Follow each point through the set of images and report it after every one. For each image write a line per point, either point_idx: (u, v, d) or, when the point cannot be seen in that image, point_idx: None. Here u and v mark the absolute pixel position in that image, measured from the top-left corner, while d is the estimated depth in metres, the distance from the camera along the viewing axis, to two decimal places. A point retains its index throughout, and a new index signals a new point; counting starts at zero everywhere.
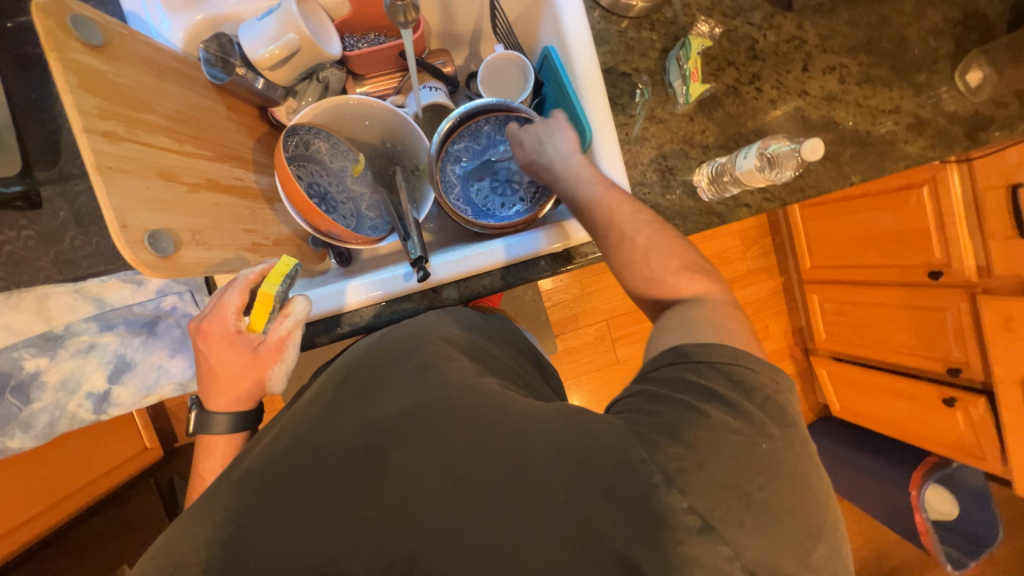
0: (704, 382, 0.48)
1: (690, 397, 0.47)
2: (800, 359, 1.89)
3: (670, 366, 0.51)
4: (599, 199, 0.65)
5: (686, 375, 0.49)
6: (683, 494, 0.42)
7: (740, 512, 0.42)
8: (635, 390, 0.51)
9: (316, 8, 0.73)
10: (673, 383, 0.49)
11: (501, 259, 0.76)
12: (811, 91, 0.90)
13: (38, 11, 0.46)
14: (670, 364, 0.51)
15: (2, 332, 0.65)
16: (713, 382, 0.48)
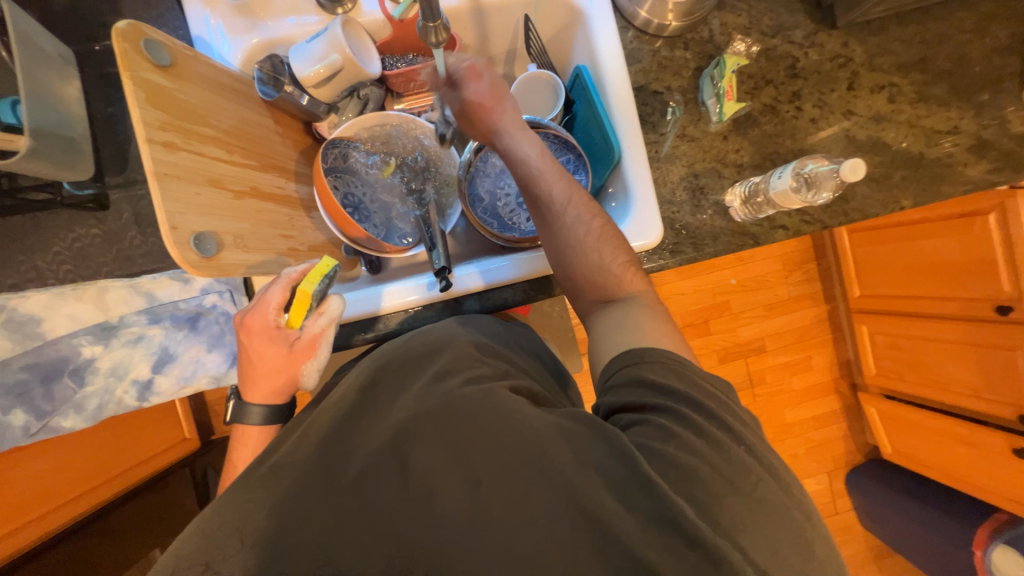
0: (659, 381, 0.52)
1: (657, 408, 0.51)
2: (846, 393, 1.76)
3: (629, 368, 0.55)
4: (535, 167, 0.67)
5: (646, 375, 0.53)
6: (693, 502, 0.44)
7: (743, 516, 0.44)
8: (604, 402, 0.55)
9: (361, 32, 0.78)
10: (636, 386, 0.53)
11: (478, 285, 0.76)
12: (857, 110, 0.86)
13: (117, 35, 0.51)
14: (628, 366, 0.55)
15: (66, 320, 0.73)
16: (669, 379, 0.52)
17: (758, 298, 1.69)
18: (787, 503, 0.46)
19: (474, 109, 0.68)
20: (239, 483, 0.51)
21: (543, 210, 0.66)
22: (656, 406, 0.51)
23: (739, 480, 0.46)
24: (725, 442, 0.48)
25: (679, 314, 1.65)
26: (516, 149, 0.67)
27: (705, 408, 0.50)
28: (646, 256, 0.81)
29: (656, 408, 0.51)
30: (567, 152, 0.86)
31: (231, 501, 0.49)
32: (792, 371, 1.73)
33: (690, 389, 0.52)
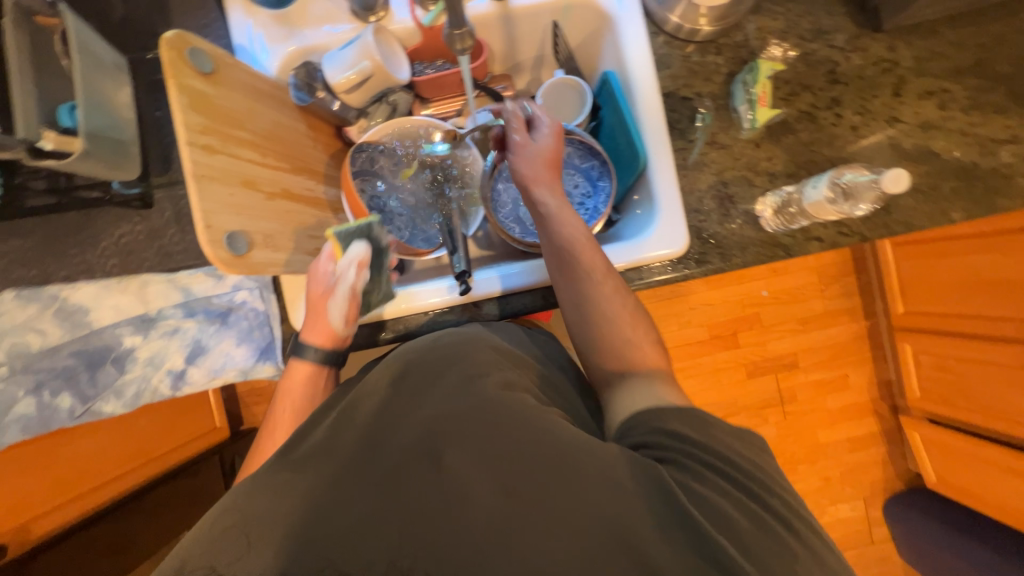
0: (663, 424, 0.52)
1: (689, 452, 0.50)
2: (885, 415, 1.66)
3: (665, 410, 0.53)
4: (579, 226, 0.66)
5: (683, 419, 0.52)
6: (728, 539, 0.44)
7: (768, 550, 0.44)
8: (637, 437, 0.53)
9: (391, 39, 0.80)
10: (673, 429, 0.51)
11: (496, 290, 0.77)
12: (903, 117, 0.82)
13: (164, 44, 0.55)
14: (665, 408, 0.54)
15: (110, 311, 0.78)
16: (710, 426, 0.51)
17: (790, 311, 1.63)
18: (798, 525, 0.46)
19: (539, 160, 0.68)
20: (258, 474, 0.52)
21: (571, 276, 0.65)
22: (666, 456, 0.50)
23: (761, 506, 0.46)
24: (740, 476, 0.48)
25: (706, 325, 1.61)
26: (547, 213, 0.66)
27: (712, 446, 0.50)
28: (670, 266, 0.79)
29: (666, 453, 0.50)
30: (592, 159, 0.85)
31: (248, 492, 0.51)
32: (826, 390, 1.65)
33: (692, 428, 0.51)
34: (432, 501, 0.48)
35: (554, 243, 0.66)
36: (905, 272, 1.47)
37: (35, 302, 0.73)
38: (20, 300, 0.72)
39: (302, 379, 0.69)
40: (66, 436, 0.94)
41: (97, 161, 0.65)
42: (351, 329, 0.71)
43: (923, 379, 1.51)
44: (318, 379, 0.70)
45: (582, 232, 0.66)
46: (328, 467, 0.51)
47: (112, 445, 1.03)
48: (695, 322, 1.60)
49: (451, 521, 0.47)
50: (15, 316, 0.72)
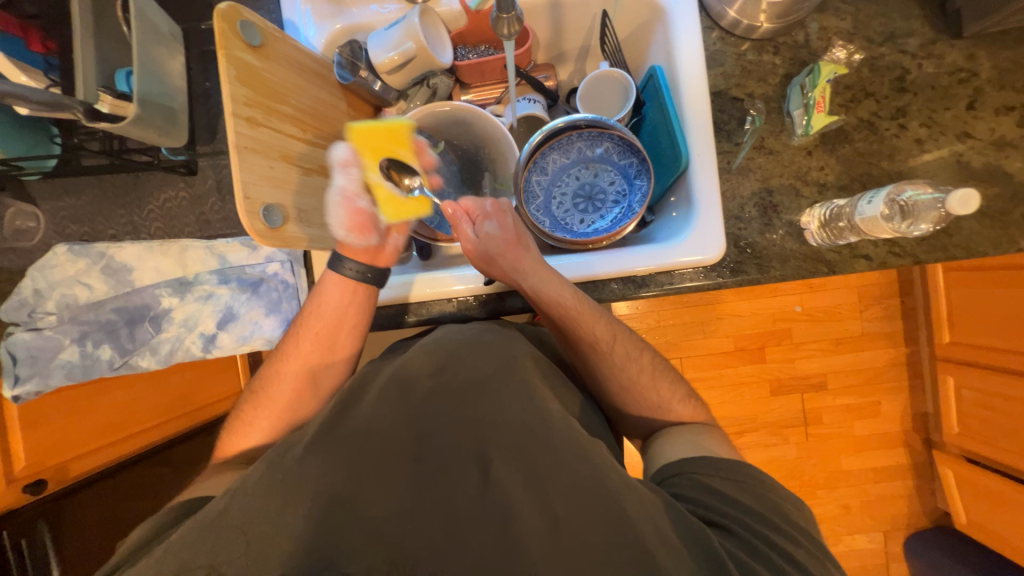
0: (712, 482, 0.55)
1: (736, 521, 0.51)
2: (918, 448, 1.58)
3: (722, 480, 0.55)
4: (569, 302, 0.68)
5: (738, 496, 0.53)
6: None
7: None
8: (686, 491, 0.55)
9: (436, 21, 0.80)
10: (725, 498, 0.53)
11: None
12: (976, 133, 0.75)
13: (217, 15, 0.56)
14: (722, 476, 0.55)
15: (151, 272, 0.80)
16: (759, 505, 0.53)
17: (825, 330, 1.55)
18: None
19: (498, 247, 0.70)
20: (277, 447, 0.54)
21: (588, 348, 0.69)
22: (707, 504, 0.53)
23: (770, 548, 0.48)
24: (772, 533, 0.50)
25: (733, 336, 1.55)
26: (539, 295, 0.68)
27: (755, 513, 0.51)
28: (702, 273, 0.76)
29: (706, 502, 0.53)
30: (630, 156, 0.82)
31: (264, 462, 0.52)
32: (854, 415, 1.57)
33: (741, 491, 0.54)
34: (438, 483, 0.49)
35: (559, 320, 0.68)
36: (954, 301, 1.38)
37: (86, 257, 0.78)
38: (71, 254, 0.77)
39: (337, 291, 0.71)
40: (105, 385, 1.01)
41: (148, 127, 0.68)
42: (366, 238, 0.73)
43: (963, 415, 1.42)
44: (353, 293, 0.72)
45: (584, 299, 0.69)
46: (341, 447, 0.52)
47: (144, 397, 1.10)
48: (720, 332, 1.55)
49: (454, 505, 0.47)
50: (67, 268, 0.78)
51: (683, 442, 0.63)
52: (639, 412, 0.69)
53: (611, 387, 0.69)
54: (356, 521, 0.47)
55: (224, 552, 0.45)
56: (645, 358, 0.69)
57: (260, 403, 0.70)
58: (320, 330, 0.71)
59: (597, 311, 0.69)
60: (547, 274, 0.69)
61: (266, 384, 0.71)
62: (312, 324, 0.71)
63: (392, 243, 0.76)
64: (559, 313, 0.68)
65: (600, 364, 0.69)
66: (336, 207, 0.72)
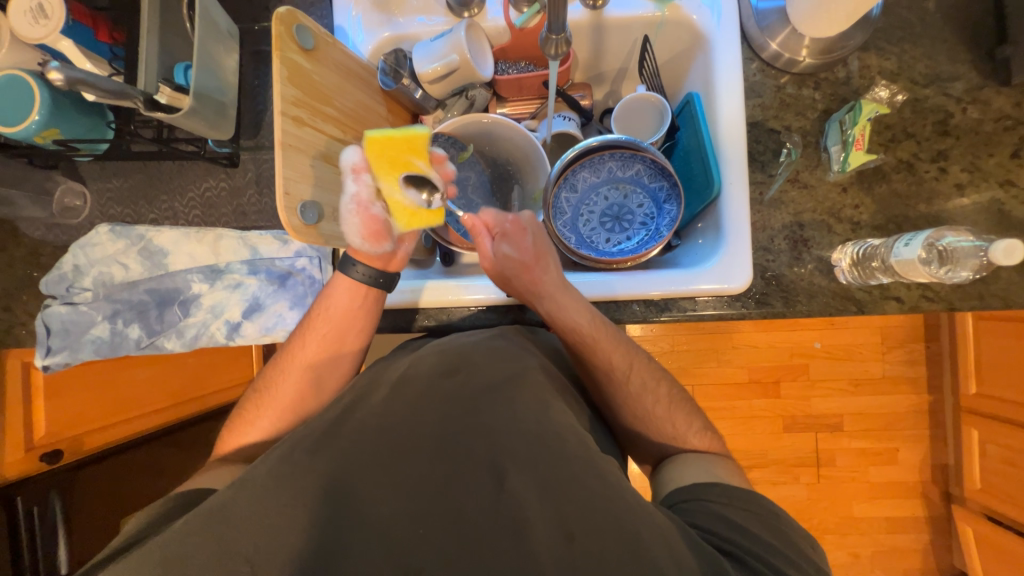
0: (726, 512, 0.54)
1: (751, 552, 0.49)
2: (936, 501, 1.51)
3: (740, 510, 0.54)
4: (584, 330, 0.68)
5: (754, 528, 0.52)
6: None
7: None
8: (701, 518, 0.53)
9: (481, 36, 0.81)
10: (741, 529, 0.51)
11: None
12: (1019, 182, 0.74)
13: (276, 19, 0.59)
14: (739, 506, 0.54)
15: (186, 257, 0.83)
16: (775, 538, 0.51)
17: (845, 369, 1.51)
18: None
19: (514, 270, 0.70)
20: (293, 438, 0.54)
21: (603, 370, 0.68)
22: (719, 532, 0.51)
23: None
24: (785, 567, 0.49)
25: (749, 367, 1.53)
26: (555, 317, 0.69)
27: (770, 545, 0.50)
28: (727, 302, 0.75)
29: (718, 529, 0.51)
30: (661, 179, 0.83)
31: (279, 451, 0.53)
32: (870, 460, 1.52)
33: (757, 523, 0.53)
34: (447, 487, 0.49)
35: (573, 341, 0.69)
36: (984, 351, 1.33)
37: (125, 238, 0.81)
38: (112, 234, 0.81)
39: (345, 293, 0.71)
40: (125, 364, 1.04)
41: (199, 118, 0.71)
42: (381, 246, 0.70)
43: (986, 470, 1.36)
44: (358, 299, 0.72)
45: (601, 318, 0.69)
46: (355, 443, 0.52)
47: (161, 378, 1.13)
48: (736, 362, 1.53)
49: (461, 510, 0.47)
50: (107, 247, 0.81)
51: (698, 468, 0.62)
52: (652, 436, 0.68)
53: (626, 409, 0.69)
54: (367, 518, 0.47)
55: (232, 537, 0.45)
56: (658, 383, 0.69)
57: (262, 402, 0.70)
58: (327, 333, 0.72)
59: (614, 338, 0.68)
60: (565, 297, 0.69)
61: (270, 382, 0.71)
62: (315, 325, 0.71)
63: (403, 249, 0.73)
64: (574, 339, 0.68)
65: (615, 385, 0.68)
66: (349, 215, 0.68)
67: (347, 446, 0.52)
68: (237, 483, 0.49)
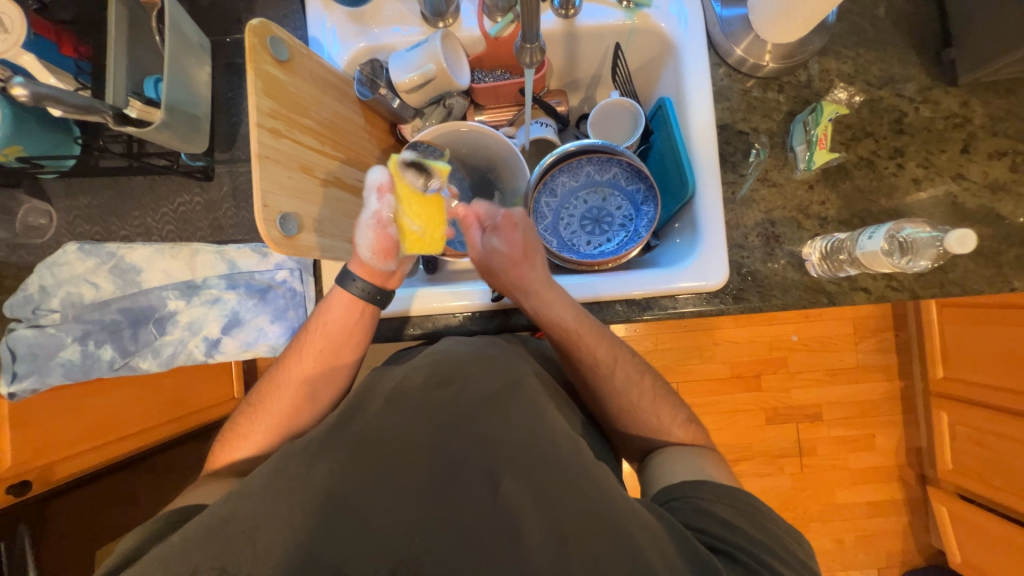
0: (713, 507, 0.55)
1: (737, 548, 0.51)
2: (912, 483, 1.57)
3: (727, 506, 0.55)
4: (570, 325, 0.69)
5: (740, 523, 0.53)
6: None
7: None
8: (692, 514, 0.54)
9: (456, 46, 0.82)
10: (729, 525, 0.53)
11: None
12: (970, 176, 0.78)
13: (249, 32, 0.59)
14: (726, 504, 0.55)
15: (161, 274, 0.81)
16: (759, 532, 0.53)
17: (821, 360, 1.57)
18: None
19: (502, 264, 0.70)
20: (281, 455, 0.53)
21: (590, 371, 0.69)
22: (708, 530, 0.52)
23: None
24: (769, 558, 0.51)
25: (731, 363, 1.56)
26: (543, 312, 0.69)
27: (757, 539, 0.52)
28: (705, 299, 0.77)
29: (709, 528, 0.52)
30: (638, 182, 0.85)
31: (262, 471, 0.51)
32: (849, 447, 1.57)
33: (742, 517, 0.54)
34: (445, 494, 0.49)
35: (560, 335, 0.69)
36: (948, 337, 1.40)
37: (95, 256, 0.78)
38: (81, 253, 0.77)
39: (342, 308, 0.70)
40: (98, 387, 1.00)
41: (172, 133, 0.69)
42: (387, 264, 0.69)
43: (956, 451, 1.43)
44: (355, 310, 0.70)
45: (588, 316, 0.70)
46: (344, 457, 0.51)
47: (136, 400, 1.08)
48: (718, 358, 1.56)
49: (459, 516, 0.48)
50: (75, 267, 0.78)
51: (685, 463, 0.63)
52: (641, 434, 0.70)
53: (613, 409, 0.70)
54: (360, 532, 0.46)
55: (225, 557, 0.44)
56: (646, 383, 0.70)
57: (253, 414, 0.69)
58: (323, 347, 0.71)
59: (599, 333, 0.70)
60: (551, 293, 0.69)
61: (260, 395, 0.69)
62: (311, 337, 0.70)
63: (400, 268, 0.72)
64: (560, 334, 0.69)
65: (602, 385, 0.69)
66: (364, 229, 0.65)
67: (336, 461, 0.51)
68: (230, 501, 0.48)
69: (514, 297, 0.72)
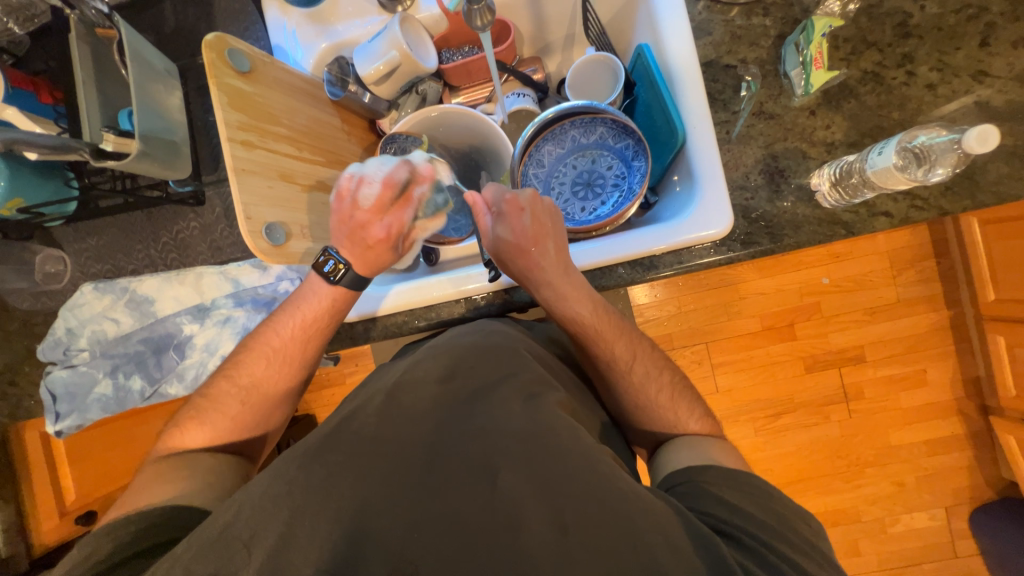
0: (719, 492, 0.53)
1: (745, 530, 0.49)
2: (972, 416, 1.48)
3: (735, 492, 0.53)
4: (587, 320, 0.67)
5: (752, 509, 0.51)
6: None
7: None
8: (696, 497, 0.53)
9: (418, 27, 0.80)
10: (740, 513, 0.51)
11: None
12: (993, 71, 0.71)
13: (205, 47, 0.59)
14: (734, 488, 0.53)
15: (172, 301, 0.83)
16: (770, 518, 0.50)
17: (857, 299, 1.48)
18: None
19: (510, 254, 0.68)
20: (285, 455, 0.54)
21: (601, 353, 0.68)
22: (715, 514, 0.51)
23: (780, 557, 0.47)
24: (779, 542, 0.49)
25: (760, 316, 1.50)
26: (553, 301, 0.68)
27: (769, 525, 0.50)
28: (714, 248, 0.73)
29: (713, 511, 0.51)
30: (626, 138, 0.81)
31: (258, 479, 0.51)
32: (899, 386, 1.49)
33: (748, 500, 0.52)
34: (440, 483, 0.49)
35: (573, 324, 0.68)
36: (995, 255, 1.30)
37: (111, 292, 0.82)
38: (97, 292, 0.81)
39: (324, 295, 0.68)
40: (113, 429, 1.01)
41: (152, 161, 0.70)
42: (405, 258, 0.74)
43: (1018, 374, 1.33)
44: (344, 302, 0.69)
45: (605, 306, 0.69)
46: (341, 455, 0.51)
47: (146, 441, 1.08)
48: (746, 312, 1.50)
49: (468, 506, 0.47)
50: (94, 305, 0.81)
51: (693, 449, 0.61)
52: (648, 400, 0.67)
53: (619, 378, 0.67)
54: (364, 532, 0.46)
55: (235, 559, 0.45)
56: (666, 379, 0.68)
57: (238, 428, 0.66)
58: (317, 351, 0.70)
59: (616, 328, 0.68)
60: (561, 284, 0.67)
61: (233, 406, 0.66)
62: (297, 337, 0.69)
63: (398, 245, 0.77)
64: (576, 330, 0.68)
65: (609, 357, 0.67)
66: (399, 244, 0.69)
67: (335, 457, 0.51)
68: (240, 504, 0.48)
69: (526, 287, 0.71)
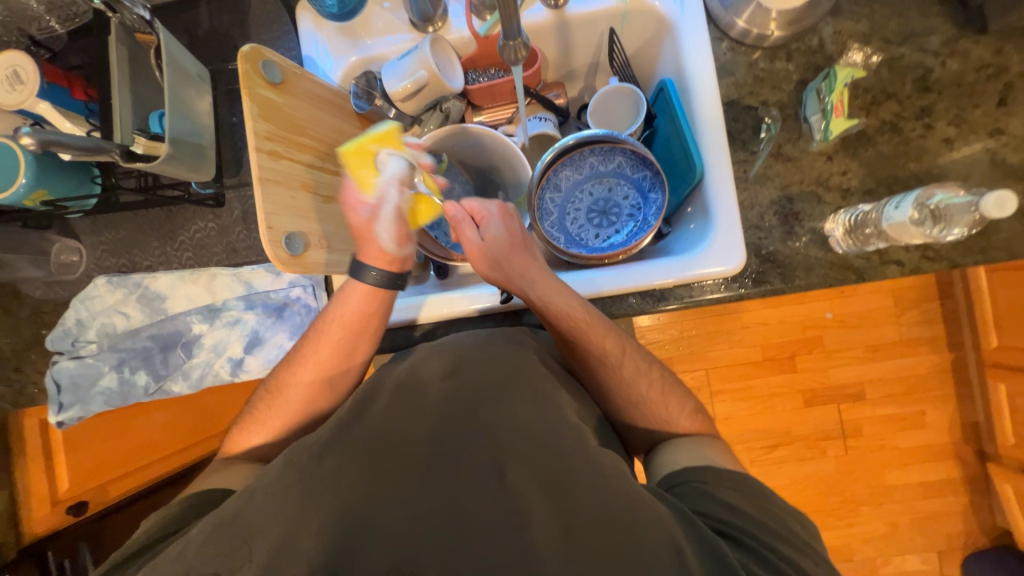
0: (725, 495, 0.53)
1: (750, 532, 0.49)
2: (970, 462, 1.47)
3: (741, 494, 0.53)
4: (579, 318, 0.66)
5: (759, 518, 0.51)
6: None
7: None
8: (700, 499, 0.53)
9: (446, 47, 0.81)
10: (745, 516, 0.51)
11: None
12: (1009, 129, 0.72)
13: (241, 58, 0.60)
14: (739, 490, 0.53)
15: (184, 299, 0.84)
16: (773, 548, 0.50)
17: (858, 337, 1.49)
18: None
19: (503, 252, 0.69)
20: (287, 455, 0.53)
21: (594, 358, 0.66)
22: (717, 516, 0.50)
23: None
24: None
25: (762, 346, 1.50)
26: (544, 301, 0.67)
27: (774, 529, 0.50)
28: (724, 285, 0.74)
29: (713, 512, 0.51)
30: (644, 169, 0.82)
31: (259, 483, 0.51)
32: (898, 426, 1.49)
33: (757, 508, 0.52)
34: (444, 500, 0.48)
35: (564, 325, 0.66)
36: (1001, 303, 1.30)
37: (123, 287, 0.82)
38: (110, 285, 0.81)
39: (360, 298, 0.70)
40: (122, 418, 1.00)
41: (179, 163, 0.71)
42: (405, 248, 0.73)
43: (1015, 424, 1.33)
44: (381, 303, 0.71)
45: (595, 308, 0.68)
46: (345, 463, 0.51)
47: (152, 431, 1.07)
48: (747, 342, 1.51)
49: (473, 525, 0.47)
50: (106, 299, 0.82)
51: (696, 448, 0.61)
52: (649, 428, 0.67)
53: (625, 406, 0.67)
54: (366, 545, 0.46)
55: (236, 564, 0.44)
56: (654, 373, 0.67)
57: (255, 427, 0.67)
58: (357, 357, 0.72)
59: (605, 324, 0.67)
60: (550, 283, 0.68)
61: None
62: (332, 347, 0.70)
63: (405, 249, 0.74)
64: (567, 325, 0.66)
65: (615, 389, 0.67)
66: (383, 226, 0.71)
67: (340, 468, 0.51)
68: (245, 498, 0.49)
69: (515, 290, 0.69)
